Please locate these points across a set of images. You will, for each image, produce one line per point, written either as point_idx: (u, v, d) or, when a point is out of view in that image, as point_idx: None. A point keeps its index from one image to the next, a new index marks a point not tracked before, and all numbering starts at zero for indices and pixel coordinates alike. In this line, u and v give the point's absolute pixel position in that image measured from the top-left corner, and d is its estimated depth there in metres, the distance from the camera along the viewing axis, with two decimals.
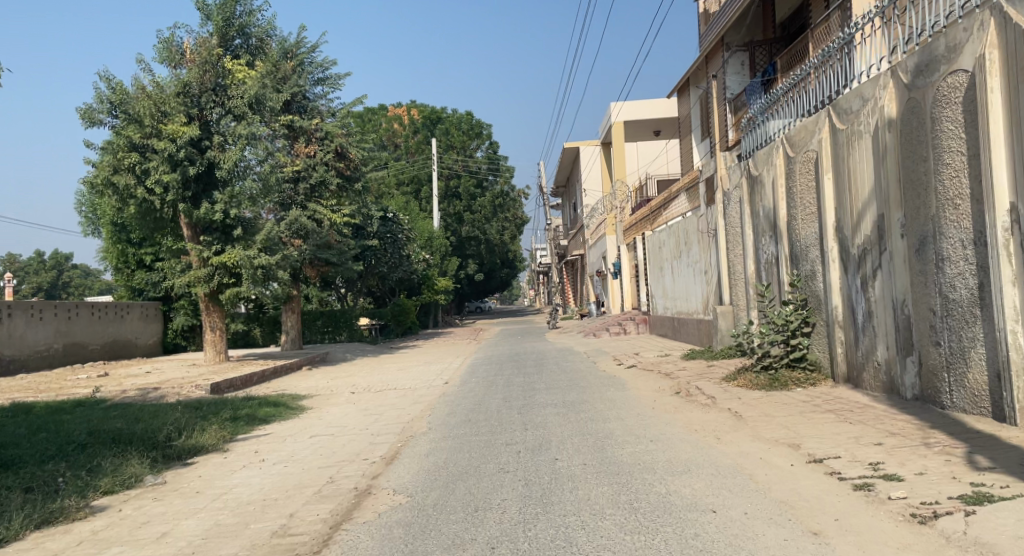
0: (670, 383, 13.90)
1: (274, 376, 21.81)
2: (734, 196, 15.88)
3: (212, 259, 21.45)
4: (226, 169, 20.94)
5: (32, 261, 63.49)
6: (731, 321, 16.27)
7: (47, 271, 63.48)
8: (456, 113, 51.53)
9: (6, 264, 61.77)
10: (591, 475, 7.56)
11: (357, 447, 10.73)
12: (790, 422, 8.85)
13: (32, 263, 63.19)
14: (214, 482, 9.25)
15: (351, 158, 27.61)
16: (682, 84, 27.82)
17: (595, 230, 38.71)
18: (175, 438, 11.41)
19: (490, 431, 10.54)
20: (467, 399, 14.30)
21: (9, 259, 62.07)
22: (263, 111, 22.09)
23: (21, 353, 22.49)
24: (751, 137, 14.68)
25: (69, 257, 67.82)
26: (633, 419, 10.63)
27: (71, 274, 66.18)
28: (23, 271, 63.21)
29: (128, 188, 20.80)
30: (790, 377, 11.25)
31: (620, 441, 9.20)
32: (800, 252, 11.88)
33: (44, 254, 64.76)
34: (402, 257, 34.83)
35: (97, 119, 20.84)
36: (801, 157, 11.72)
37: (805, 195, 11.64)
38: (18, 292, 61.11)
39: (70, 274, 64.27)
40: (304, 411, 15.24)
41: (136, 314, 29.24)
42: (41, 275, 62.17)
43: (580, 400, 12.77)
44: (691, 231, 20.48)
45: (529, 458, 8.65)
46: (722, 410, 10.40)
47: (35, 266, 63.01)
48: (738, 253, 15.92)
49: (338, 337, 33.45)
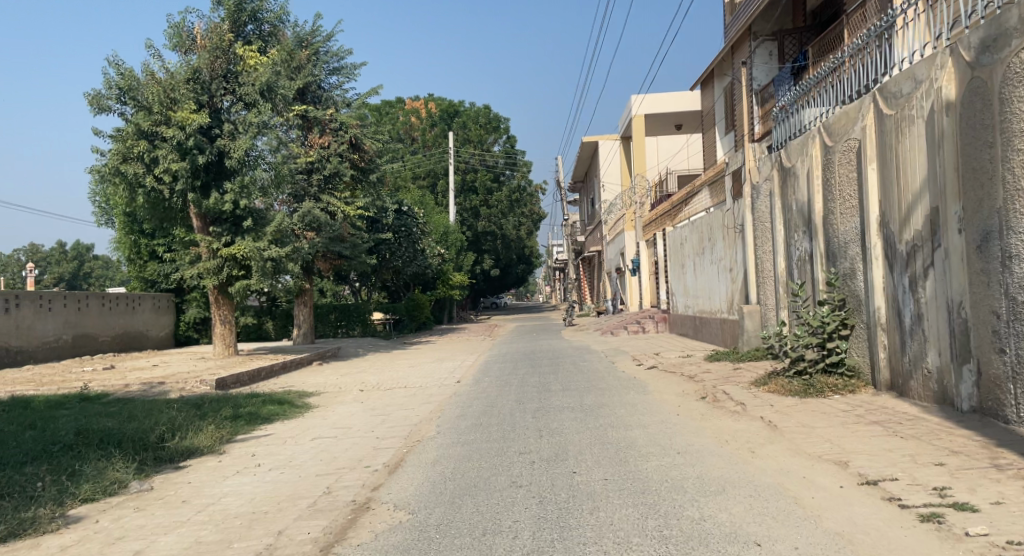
0: (696, 387, 13.10)
1: (282, 371, 21.16)
2: (764, 189, 15.05)
3: (222, 251, 20.81)
4: (236, 158, 20.21)
5: (54, 251, 62.78)
6: (758, 322, 15.49)
7: (68, 263, 62.85)
8: (473, 106, 50.85)
9: (28, 254, 61.23)
10: (615, 495, 6.81)
11: (358, 452, 10.01)
12: (834, 436, 8.07)
13: (55, 254, 62.40)
14: (205, 490, 8.56)
15: (366, 150, 26.94)
16: (706, 75, 27.01)
17: (614, 226, 37.86)
18: (168, 439, 10.72)
19: (502, 438, 9.82)
20: (479, 400, 13.55)
21: (32, 250, 61.60)
22: (274, 98, 21.43)
23: (28, 344, 21.93)
24: (784, 127, 13.82)
25: (90, 248, 67.36)
26: (657, 427, 9.87)
27: (92, 266, 65.41)
28: (45, 261, 62.69)
29: (137, 177, 20.14)
30: (826, 383, 10.45)
31: (644, 452, 8.44)
32: (838, 249, 11.05)
33: (65, 245, 64.12)
34: (417, 251, 34.06)
35: (106, 106, 20.20)
36: (840, 146, 10.89)
37: (845, 187, 10.81)
38: (39, 282, 60.76)
39: (91, 264, 63.84)
40: (309, 409, 14.57)
41: (148, 306, 28.68)
42: (62, 265, 61.80)
43: (599, 404, 11.99)
44: (715, 226, 19.66)
45: (545, 471, 7.91)
46: (754, 420, 9.63)
47: (57, 257, 62.37)
48: (767, 250, 15.12)
49: (351, 332, 32.86)
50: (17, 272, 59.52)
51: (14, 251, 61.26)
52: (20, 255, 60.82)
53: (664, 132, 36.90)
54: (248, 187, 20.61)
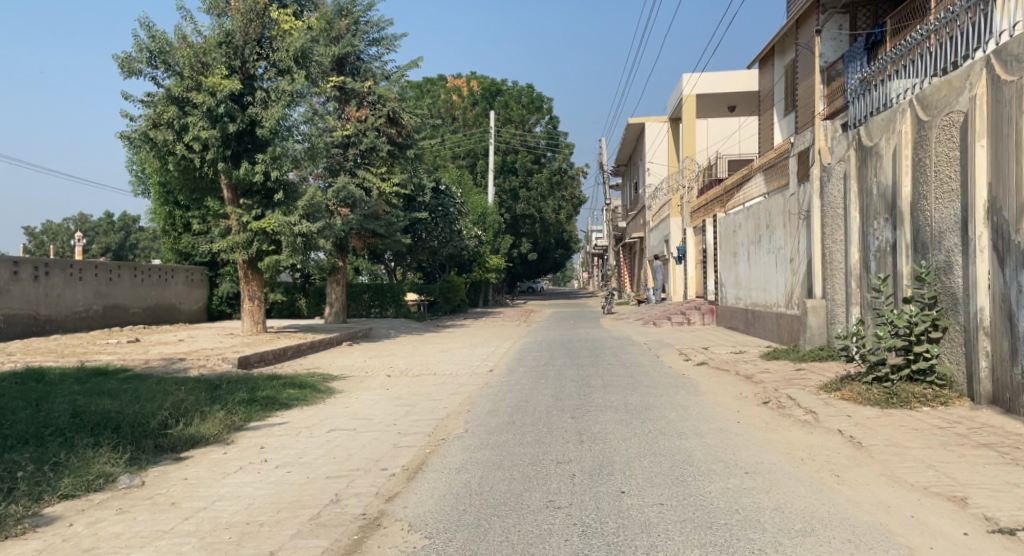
0: (755, 389, 11.87)
1: (311, 350, 20.29)
2: (837, 173, 14.08)
3: (251, 224, 19.81)
4: (267, 128, 19.17)
5: (102, 222, 62.80)
6: (823, 319, 14.37)
7: (117, 233, 62.90)
8: (516, 85, 49.50)
9: (78, 224, 61.32)
10: (691, 540, 5.52)
11: (377, 450, 8.90)
12: (939, 470, 6.83)
13: (103, 224, 62.65)
14: (199, 489, 7.32)
15: (404, 124, 25.72)
16: (765, 53, 25.50)
17: (658, 212, 36.45)
18: (171, 425, 9.35)
19: (537, 441, 8.68)
20: (514, 393, 12.38)
21: (82, 219, 61.72)
22: (309, 65, 20.33)
23: (57, 314, 21.17)
24: (866, 102, 13.13)
25: (138, 219, 67.15)
26: (719, 438, 8.62)
27: (140, 236, 65.25)
28: (94, 232, 62.86)
29: (167, 145, 19.20)
30: (913, 393, 9.79)
31: (706, 470, 7.22)
32: (930, 240, 10.41)
33: (113, 215, 64.07)
34: (453, 232, 32.86)
35: (136, 69, 19.12)
36: (939, 120, 10.21)
37: (943, 167, 10.12)
38: (87, 252, 60.98)
39: (139, 235, 63.77)
40: (332, 395, 13.58)
41: (181, 279, 27.91)
42: (110, 236, 61.90)
43: (647, 404, 10.78)
44: (775, 212, 18.33)
45: (587, 488, 6.78)
46: (833, 435, 8.52)
47: (105, 227, 62.42)
48: (838, 240, 14.03)
49: (384, 312, 31.84)
50: (66, 241, 59.63)
51: (65, 219, 61.47)
52: (69, 224, 60.98)
53: (715, 114, 35.10)
54: (280, 158, 19.48)
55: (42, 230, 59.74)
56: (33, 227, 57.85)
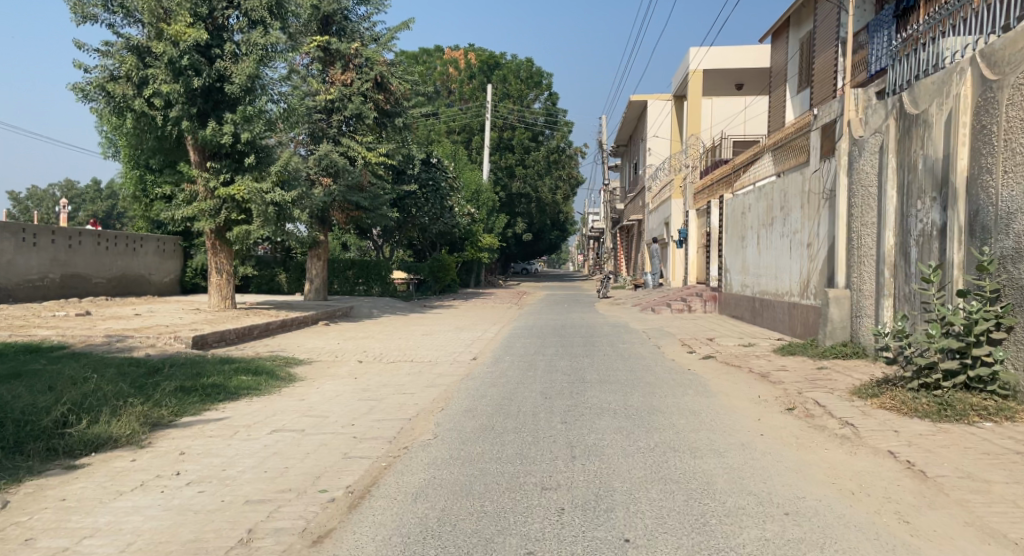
0: (775, 392, 10.18)
1: (280, 330, 18.57)
2: (870, 147, 12.36)
3: (219, 190, 17.91)
4: (237, 83, 17.26)
5: (89, 189, 60.95)
6: (847, 310, 12.76)
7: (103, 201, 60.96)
8: (515, 59, 47.42)
9: (63, 190, 59.19)
10: None
11: (321, 461, 7.20)
12: None
13: (89, 191, 60.56)
14: (76, 514, 5.68)
15: (393, 90, 23.64)
16: (779, 25, 23.73)
17: (658, 193, 34.89)
18: (73, 422, 7.62)
19: (521, 457, 7.01)
20: (496, 388, 10.69)
21: (68, 185, 59.60)
22: (285, 16, 18.35)
23: (6, 282, 19.37)
24: (909, 65, 11.39)
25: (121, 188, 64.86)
26: (743, 458, 6.94)
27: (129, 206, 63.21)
28: (80, 199, 60.66)
29: (126, 100, 17.20)
30: (971, 404, 8.17)
31: (734, 508, 5.57)
32: (994, 222, 8.78)
33: (100, 182, 62.12)
34: (445, 208, 30.93)
35: (91, 14, 16.93)
36: (1014, 77, 8.55)
37: (1015, 135, 8.51)
38: (74, 219, 58.93)
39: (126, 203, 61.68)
40: (289, 382, 11.89)
41: (151, 248, 26.04)
42: (97, 204, 59.73)
43: (652, 408, 9.10)
44: (791, 192, 16.60)
45: (579, 536, 5.14)
46: (884, 458, 6.92)
47: (91, 195, 60.38)
48: (869, 222, 12.34)
49: (369, 291, 30.06)
50: (51, 207, 57.57)
51: (51, 186, 59.48)
52: (55, 191, 58.93)
53: (720, 92, 33.58)
54: (252, 118, 17.62)
55: (27, 196, 57.63)
56: (17, 192, 55.62)
